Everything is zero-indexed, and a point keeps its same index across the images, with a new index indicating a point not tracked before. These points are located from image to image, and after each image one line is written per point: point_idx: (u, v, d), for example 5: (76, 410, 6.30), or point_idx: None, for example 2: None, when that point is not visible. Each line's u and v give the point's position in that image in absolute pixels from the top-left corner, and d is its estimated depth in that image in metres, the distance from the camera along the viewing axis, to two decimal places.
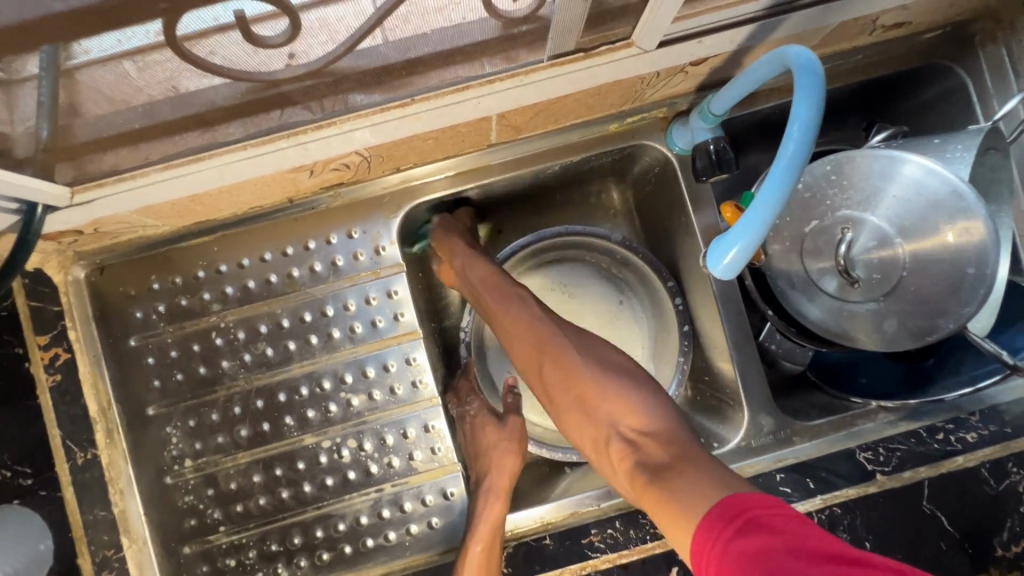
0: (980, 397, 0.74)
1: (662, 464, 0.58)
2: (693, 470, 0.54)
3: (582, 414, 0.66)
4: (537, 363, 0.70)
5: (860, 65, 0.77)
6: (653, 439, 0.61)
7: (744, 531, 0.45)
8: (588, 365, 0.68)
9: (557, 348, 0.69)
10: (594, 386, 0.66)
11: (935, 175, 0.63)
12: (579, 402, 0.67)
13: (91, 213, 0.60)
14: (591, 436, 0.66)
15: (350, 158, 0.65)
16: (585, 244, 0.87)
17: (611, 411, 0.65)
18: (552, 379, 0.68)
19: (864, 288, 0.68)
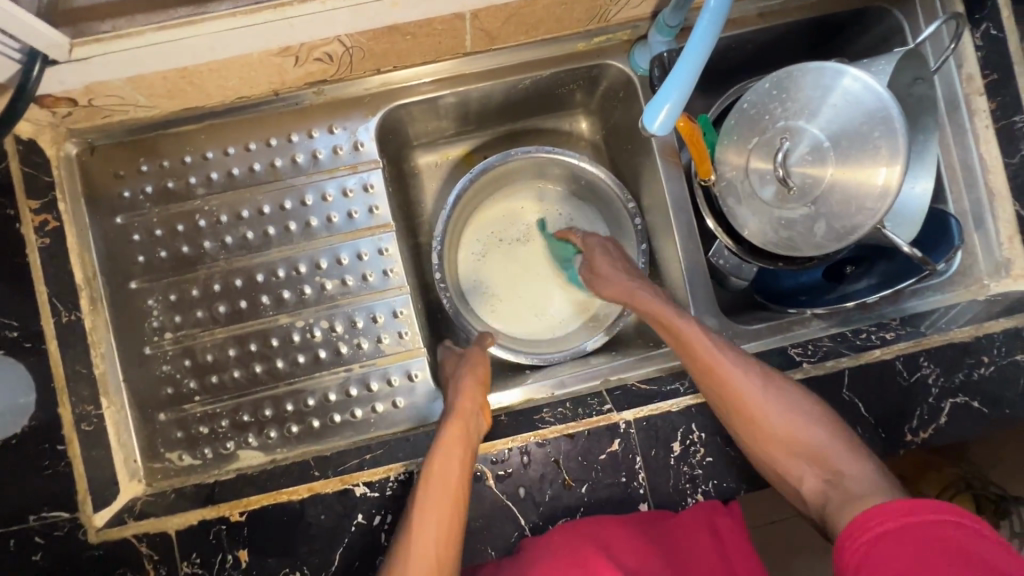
0: (902, 308, 0.83)
1: (851, 494, 0.60)
2: (882, 499, 0.57)
3: (787, 456, 0.67)
4: (720, 381, 0.69)
5: (807, 4, 0.85)
6: (852, 475, 0.62)
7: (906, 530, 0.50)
8: (771, 394, 0.69)
9: (748, 386, 0.69)
10: (789, 426, 0.67)
11: (861, 81, 0.71)
12: (767, 445, 0.68)
13: (86, 76, 0.64)
14: (767, 455, 0.68)
15: (332, 47, 0.69)
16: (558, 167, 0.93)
17: (802, 444, 0.66)
18: (742, 395, 0.68)
19: (798, 193, 0.74)
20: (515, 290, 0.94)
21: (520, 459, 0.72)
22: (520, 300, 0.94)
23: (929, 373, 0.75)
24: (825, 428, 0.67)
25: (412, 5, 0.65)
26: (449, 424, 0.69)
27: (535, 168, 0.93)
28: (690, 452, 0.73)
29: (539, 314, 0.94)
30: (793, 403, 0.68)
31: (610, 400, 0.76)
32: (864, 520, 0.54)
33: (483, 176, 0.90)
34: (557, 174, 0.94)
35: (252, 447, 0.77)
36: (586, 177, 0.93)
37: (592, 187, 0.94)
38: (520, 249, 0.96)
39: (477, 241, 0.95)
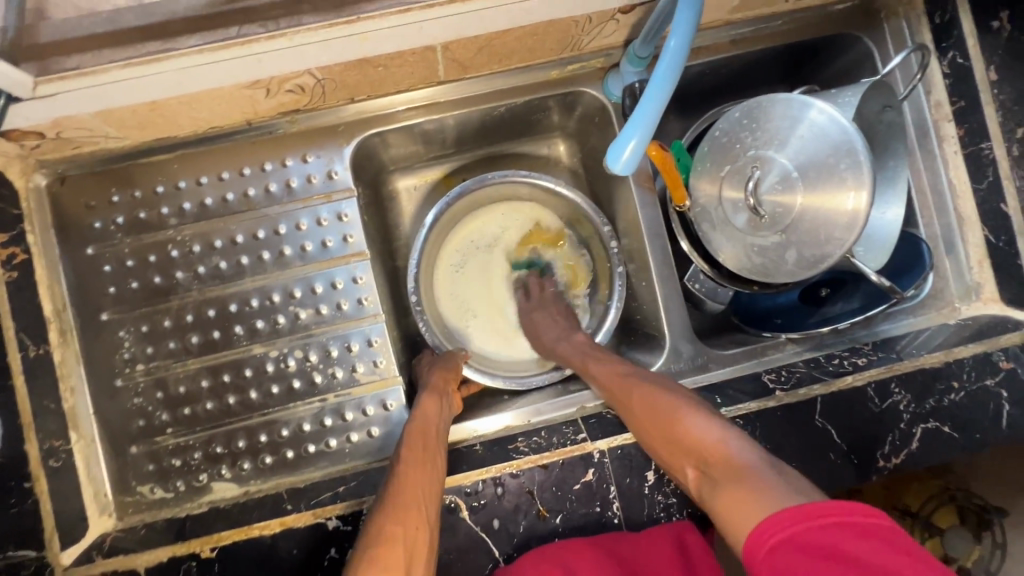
0: (874, 331, 0.84)
1: (719, 476, 0.54)
2: (748, 480, 0.50)
3: (670, 447, 0.62)
4: (618, 388, 0.72)
5: (779, 31, 0.86)
6: (716, 457, 0.55)
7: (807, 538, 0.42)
8: (654, 389, 0.68)
9: (642, 385, 0.69)
10: (665, 413, 0.64)
11: (827, 114, 0.72)
12: (654, 438, 0.64)
13: (52, 112, 0.64)
14: (658, 449, 0.64)
15: (302, 78, 0.69)
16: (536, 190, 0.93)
17: (674, 431, 0.61)
18: (633, 395, 0.69)
19: (769, 221, 0.75)
20: (493, 313, 0.94)
21: (494, 490, 0.72)
22: (499, 324, 0.94)
23: (901, 400, 0.76)
24: (704, 415, 0.61)
25: (381, 39, 0.65)
26: (420, 410, 0.72)
27: (513, 191, 0.94)
28: (665, 481, 0.73)
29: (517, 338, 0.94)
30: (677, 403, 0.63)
31: (585, 429, 0.76)
32: (756, 532, 0.45)
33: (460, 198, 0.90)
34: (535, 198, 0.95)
35: (225, 479, 0.76)
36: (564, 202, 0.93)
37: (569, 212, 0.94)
38: (499, 272, 0.95)
39: (454, 259, 0.95)
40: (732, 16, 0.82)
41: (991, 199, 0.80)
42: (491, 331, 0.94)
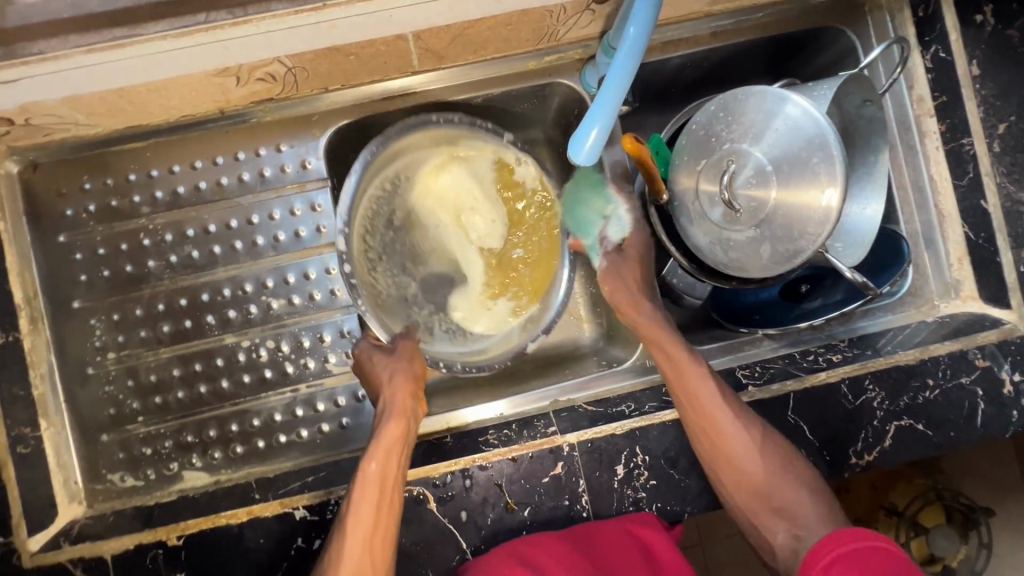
0: (852, 327, 0.83)
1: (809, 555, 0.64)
2: None
3: (761, 508, 0.69)
4: (710, 429, 0.69)
5: (760, 23, 0.84)
6: (814, 537, 0.66)
7: (855, 552, 0.56)
8: (755, 445, 0.69)
9: (744, 441, 0.69)
10: (768, 479, 0.68)
11: (800, 107, 0.71)
12: (747, 494, 0.69)
13: (18, 98, 0.63)
14: (746, 503, 0.69)
15: (273, 67, 0.69)
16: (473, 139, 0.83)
17: (779, 500, 0.68)
18: (734, 447, 0.68)
19: (744, 216, 0.74)
20: (439, 284, 0.84)
21: (462, 483, 0.71)
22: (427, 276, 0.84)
23: (875, 397, 0.75)
24: (804, 486, 0.68)
25: (349, 26, 0.64)
26: (383, 434, 0.66)
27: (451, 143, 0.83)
28: (634, 475, 0.73)
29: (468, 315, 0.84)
30: (787, 468, 0.68)
31: (556, 422, 0.76)
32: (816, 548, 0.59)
33: (394, 143, 0.79)
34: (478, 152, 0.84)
35: (196, 468, 0.76)
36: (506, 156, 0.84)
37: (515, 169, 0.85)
38: (442, 237, 0.84)
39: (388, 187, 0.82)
40: (711, 7, 0.80)
41: (971, 195, 0.80)
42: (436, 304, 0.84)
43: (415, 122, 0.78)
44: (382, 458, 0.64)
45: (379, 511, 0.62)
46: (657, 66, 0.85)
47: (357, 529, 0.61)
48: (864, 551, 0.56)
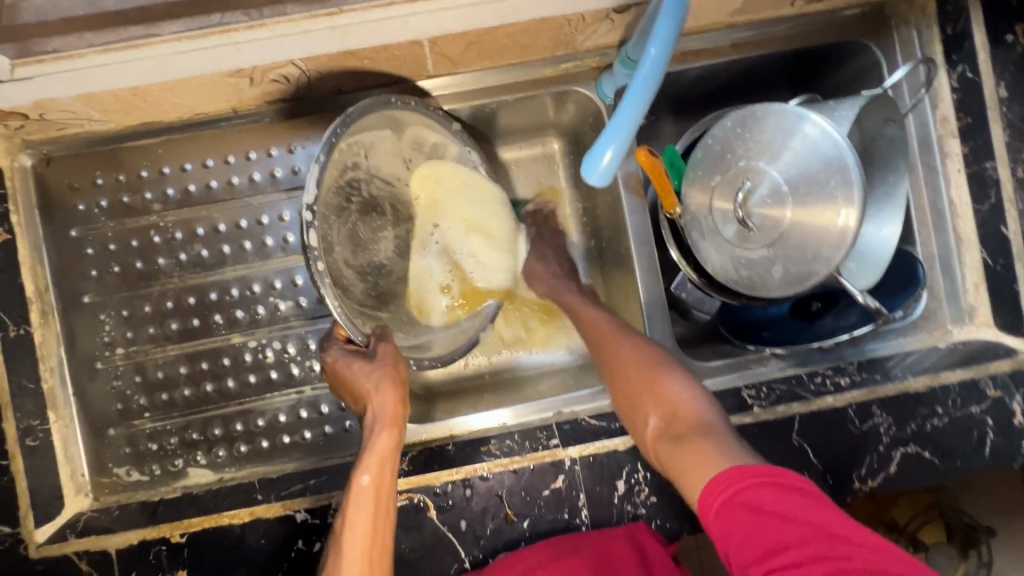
0: (861, 349, 0.81)
1: (682, 437, 0.65)
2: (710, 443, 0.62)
3: (636, 402, 0.70)
4: (602, 344, 0.77)
5: (783, 35, 0.82)
6: (690, 428, 0.66)
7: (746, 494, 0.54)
8: (638, 351, 0.74)
9: (629, 347, 0.74)
10: (640, 372, 0.72)
11: (821, 128, 0.70)
12: (628, 389, 0.72)
13: (32, 95, 0.63)
14: (627, 401, 0.71)
15: (286, 68, 0.67)
16: (425, 124, 0.75)
17: (651, 393, 0.70)
18: (620, 352, 0.75)
19: (757, 234, 0.73)
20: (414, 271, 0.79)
21: (462, 492, 0.72)
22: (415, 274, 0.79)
23: (881, 422, 0.75)
24: (686, 384, 0.70)
25: (365, 32, 0.64)
26: (375, 445, 0.63)
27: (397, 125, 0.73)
28: (634, 491, 0.73)
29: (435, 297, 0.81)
30: (660, 364, 0.71)
31: (559, 434, 0.75)
32: (709, 490, 0.57)
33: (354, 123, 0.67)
34: (422, 136, 0.77)
35: (201, 465, 0.77)
36: (449, 147, 0.79)
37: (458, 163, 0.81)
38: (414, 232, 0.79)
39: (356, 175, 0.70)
40: (734, 19, 0.79)
41: (992, 220, 0.79)
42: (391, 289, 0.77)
43: (377, 101, 0.68)
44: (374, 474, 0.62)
45: (375, 521, 0.62)
46: (676, 76, 0.83)
47: (355, 542, 0.60)
48: (756, 491, 0.53)
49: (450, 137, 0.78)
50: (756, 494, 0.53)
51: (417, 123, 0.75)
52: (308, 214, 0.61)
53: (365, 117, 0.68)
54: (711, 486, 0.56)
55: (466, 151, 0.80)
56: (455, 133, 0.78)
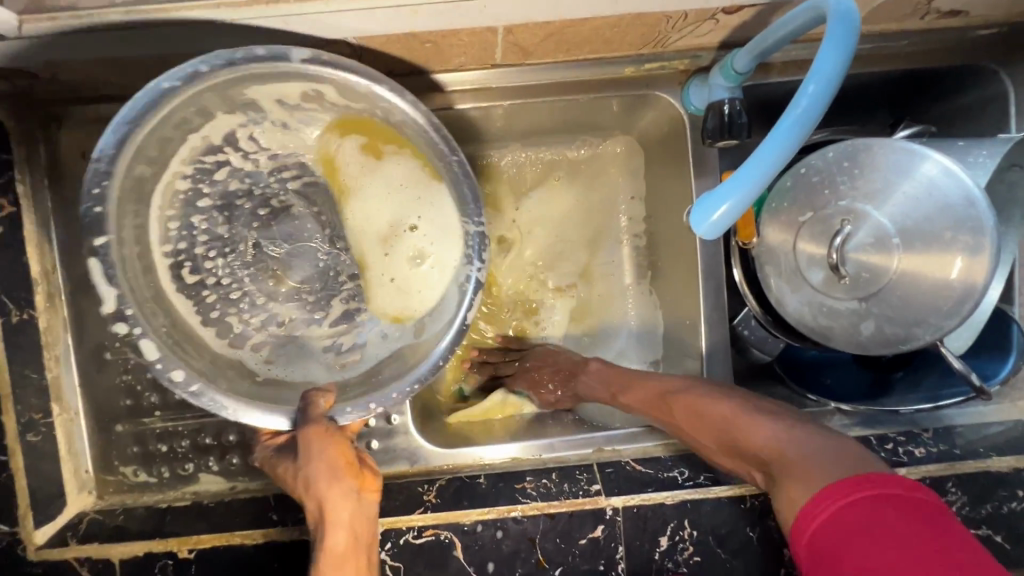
0: (937, 416, 0.74)
1: (780, 480, 0.54)
2: (811, 477, 0.51)
3: (726, 451, 0.62)
4: (648, 395, 0.70)
5: (902, 53, 0.72)
6: (787, 463, 0.54)
7: (854, 509, 0.46)
8: (711, 401, 0.64)
9: (693, 392, 0.66)
10: (716, 423, 0.62)
11: (952, 176, 0.60)
12: (711, 444, 0.64)
13: (42, 52, 0.54)
14: (715, 450, 0.64)
15: (339, 46, 0.59)
16: (268, 84, 0.57)
17: (728, 437, 0.61)
18: (674, 402, 0.67)
19: (850, 285, 0.64)
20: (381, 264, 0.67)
21: (493, 533, 0.66)
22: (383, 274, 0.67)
23: (954, 501, 0.68)
24: (778, 421, 0.59)
25: (433, 14, 0.54)
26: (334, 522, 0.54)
27: (238, 101, 0.60)
28: (677, 549, 0.67)
29: (404, 283, 0.67)
30: (733, 408, 0.62)
31: (600, 479, 0.69)
32: (803, 517, 0.49)
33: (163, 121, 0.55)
34: (284, 91, 0.60)
35: (213, 472, 0.72)
36: (324, 87, 0.59)
37: (363, 91, 0.58)
38: (376, 226, 0.67)
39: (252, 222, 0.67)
40: None
41: None
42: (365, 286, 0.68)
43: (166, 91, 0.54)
44: (345, 529, 0.54)
45: None
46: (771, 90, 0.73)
47: None
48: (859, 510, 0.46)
49: (301, 69, 0.55)
50: (864, 512, 0.46)
51: (257, 83, 0.58)
52: (129, 331, 0.56)
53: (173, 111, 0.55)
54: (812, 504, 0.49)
55: (324, 72, 0.55)
56: (307, 71, 0.55)
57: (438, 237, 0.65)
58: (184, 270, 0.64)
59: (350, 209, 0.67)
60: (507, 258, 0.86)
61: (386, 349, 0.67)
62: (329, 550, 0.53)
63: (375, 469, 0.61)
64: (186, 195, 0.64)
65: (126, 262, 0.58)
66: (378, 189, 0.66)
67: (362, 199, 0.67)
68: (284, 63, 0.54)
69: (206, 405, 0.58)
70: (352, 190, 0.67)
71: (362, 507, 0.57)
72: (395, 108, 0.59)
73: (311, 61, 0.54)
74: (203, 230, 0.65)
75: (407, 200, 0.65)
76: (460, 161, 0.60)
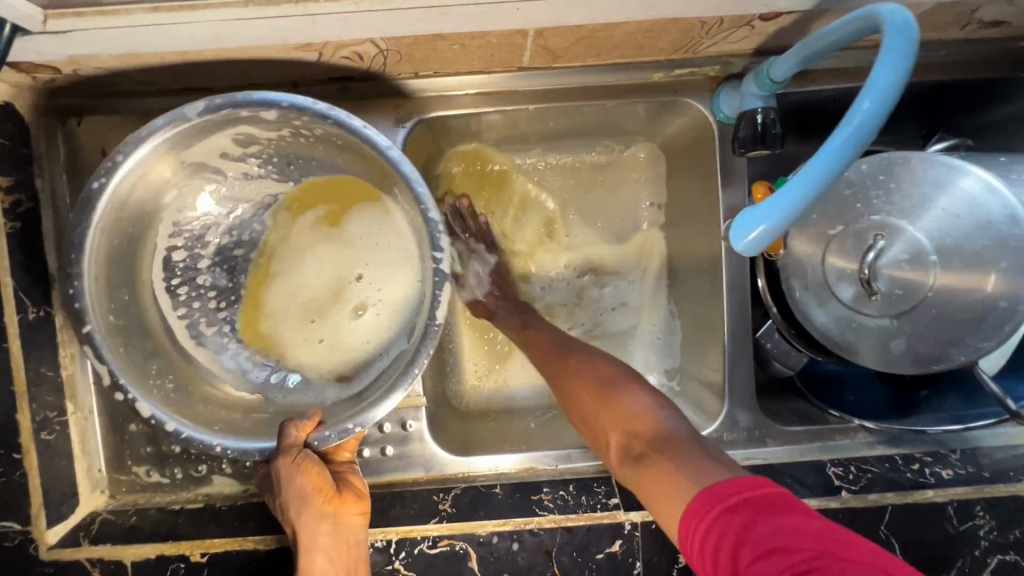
0: (965, 437, 0.72)
1: (645, 456, 0.57)
2: (680, 467, 0.53)
3: (593, 423, 0.64)
4: (548, 360, 0.72)
5: (939, 63, 0.70)
6: (660, 450, 0.57)
7: (720, 522, 0.46)
8: (597, 374, 0.67)
9: (586, 360, 0.69)
10: (591, 395, 0.65)
11: (994, 194, 0.58)
12: (587, 412, 0.65)
13: (66, 48, 0.53)
14: (581, 412, 0.66)
15: (364, 47, 0.58)
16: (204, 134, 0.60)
17: (605, 411, 0.63)
18: (566, 364, 0.70)
19: (882, 302, 0.62)
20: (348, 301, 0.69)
21: (509, 545, 0.65)
22: (352, 315, 0.69)
23: (982, 525, 0.66)
24: (646, 401, 0.63)
25: (464, 16, 0.52)
26: (315, 542, 0.59)
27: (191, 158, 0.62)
28: None
29: (352, 335, 0.69)
30: (620, 383, 0.65)
31: (618, 493, 0.68)
32: (692, 510, 0.49)
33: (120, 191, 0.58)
34: (216, 143, 0.62)
35: (226, 474, 0.71)
36: (249, 129, 0.61)
37: (275, 117, 0.59)
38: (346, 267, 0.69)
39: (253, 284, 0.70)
40: None
41: None
42: (342, 326, 0.69)
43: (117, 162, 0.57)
44: (327, 552, 0.59)
45: None
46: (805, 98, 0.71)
47: None
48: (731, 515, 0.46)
49: (216, 114, 0.57)
50: (735, 517, 0.46)
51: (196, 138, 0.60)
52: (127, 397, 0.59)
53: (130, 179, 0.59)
54: (698, 501, 0.49)
55: (238, 110, 0.57)
56: (223, 114, 0.58)
57: (387, 281, 0.69)
58: (200, 324, 0.68)
59: (286, 274, 0.70)
60: (525, 263, 0.85)
61: (376, 367, 0.67)
62: (310, 571, 0.58)
63: (359, 487, 0.63)
64: (185, 262, 0.68)
65: (117, 334, 0.62)
66: (350, 233, 0.69)
67: (302, 261, 0.69)
68: (191, 119, 0.57)
69: (200, 450, 0.59)
70: (290, 254, 0.70)
71: (341, 532, 0.60)
72: (309, 118, 0.58)
73: (224, 102, 0.56)
74: (210, 287, 0.69)
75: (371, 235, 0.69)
76: (388, 148, 0.57)
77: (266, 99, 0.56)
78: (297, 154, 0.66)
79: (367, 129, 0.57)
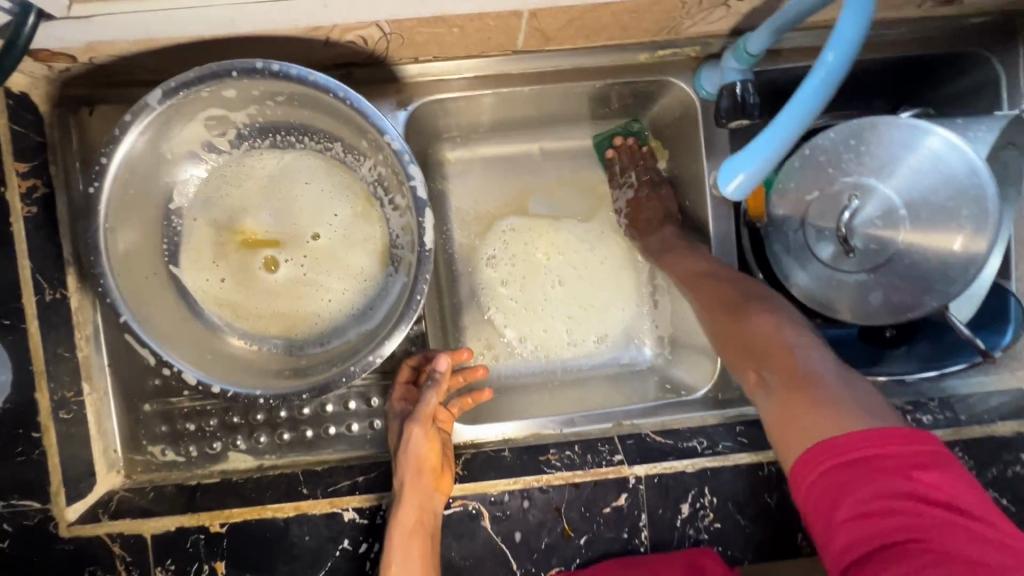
0: (942, 386, 0.77)
1: (793, 385, 0.54)
2: (835, 412, 0.50)
3: (732, 339, 0.63)
4: (692, 277, 0.72)
5: (898, 40, 0.75)
6: (801, 386, 0.54)
7: (832, 475, 0.47)
8: (739, 297, 0.66)
9: (728, 280, 0.69)
10: (720, 308, 0.67)
11: (956, 150, 0.63)
12: (719, 323, 0.66)
13: (86, 35, 0.56)
14: (724, 330, 0.65)
15: (369, 30, 0.61)
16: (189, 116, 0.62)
17: (741, 335, 0.62)
18: (699, 289, 0.71)
19: (858, 258, 0.67)
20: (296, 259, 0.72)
21: (520, 503, 0.67)
22: (320, 272, 0.72)
23: (962, 465, 0.70)
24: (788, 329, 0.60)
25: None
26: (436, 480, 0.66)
27: (184, 141, 0.65)
28: (698, 516, 0.69)
29: (328, 297, 0.72)
30: (760, 301, 0.64)
31: (622, 450, 0.71)
32: (817, 450, 0.48)
33: (121, 178, 0.60)
34: (195, 131, 0.65)
35: (241, 450, 0.73)
36: (217, 110, 0.64)
37: (245, 85, 0.60)
38: (288, 223, 0.72)
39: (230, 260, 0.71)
40: None
41: None
42: (320, 272, 0.72)
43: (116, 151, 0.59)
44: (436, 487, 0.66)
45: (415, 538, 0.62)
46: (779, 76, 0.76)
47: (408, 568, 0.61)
48: (845, 473, 0.46)
49: (175, 99, 0.59)
50: (853, 473, 0.46)
51: (181, 122, 0.62)
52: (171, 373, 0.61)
53: (132, 167, 0.61)
54: (806, 457, 0.49)
55: (196, 88, 0.59)
56: (197, 95, 0.60)
57: (339, 254, 0.72)
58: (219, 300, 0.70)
59: (246, 254, 0.71)
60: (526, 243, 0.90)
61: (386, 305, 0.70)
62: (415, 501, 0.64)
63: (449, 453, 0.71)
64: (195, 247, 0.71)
65: (151, 319, 0.64)
66: (301, 197, 0.72)
67: (256, 224, 0.71)
68: (152, 108, 0.58)
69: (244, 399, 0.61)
70: (233, 231, 0.71)
71: (430, 498, 0.65)
72: (263, 79, 0.59)
73: (178, 83, 0.57)
74: (217, 259, 0.70)
75: (319, 195, 0.72)
76: (343, 92, 0.59)
77: (216, 72, 0.58)
78: (276, 124, 0.68)
79: (313, 75, 0.58)
